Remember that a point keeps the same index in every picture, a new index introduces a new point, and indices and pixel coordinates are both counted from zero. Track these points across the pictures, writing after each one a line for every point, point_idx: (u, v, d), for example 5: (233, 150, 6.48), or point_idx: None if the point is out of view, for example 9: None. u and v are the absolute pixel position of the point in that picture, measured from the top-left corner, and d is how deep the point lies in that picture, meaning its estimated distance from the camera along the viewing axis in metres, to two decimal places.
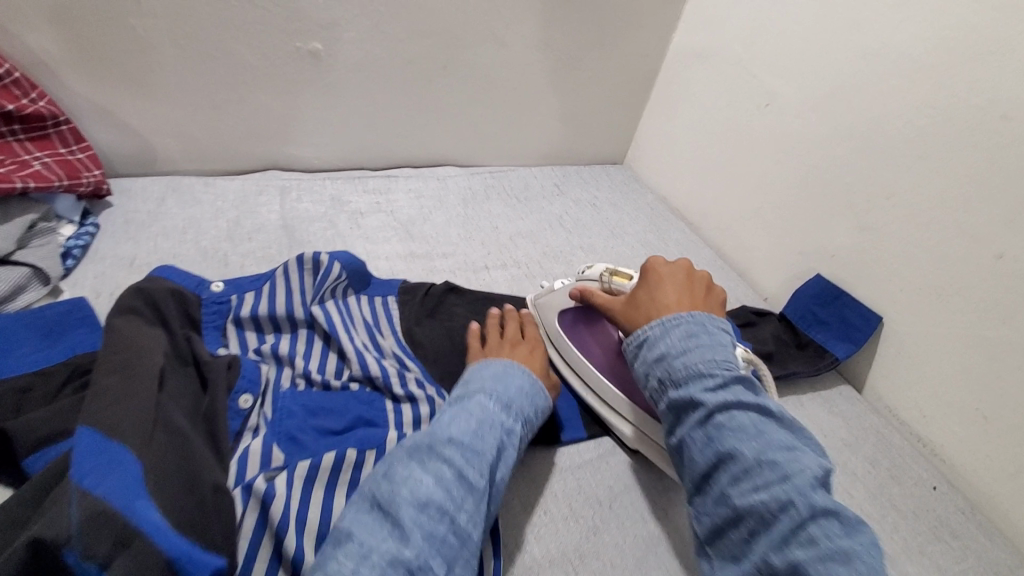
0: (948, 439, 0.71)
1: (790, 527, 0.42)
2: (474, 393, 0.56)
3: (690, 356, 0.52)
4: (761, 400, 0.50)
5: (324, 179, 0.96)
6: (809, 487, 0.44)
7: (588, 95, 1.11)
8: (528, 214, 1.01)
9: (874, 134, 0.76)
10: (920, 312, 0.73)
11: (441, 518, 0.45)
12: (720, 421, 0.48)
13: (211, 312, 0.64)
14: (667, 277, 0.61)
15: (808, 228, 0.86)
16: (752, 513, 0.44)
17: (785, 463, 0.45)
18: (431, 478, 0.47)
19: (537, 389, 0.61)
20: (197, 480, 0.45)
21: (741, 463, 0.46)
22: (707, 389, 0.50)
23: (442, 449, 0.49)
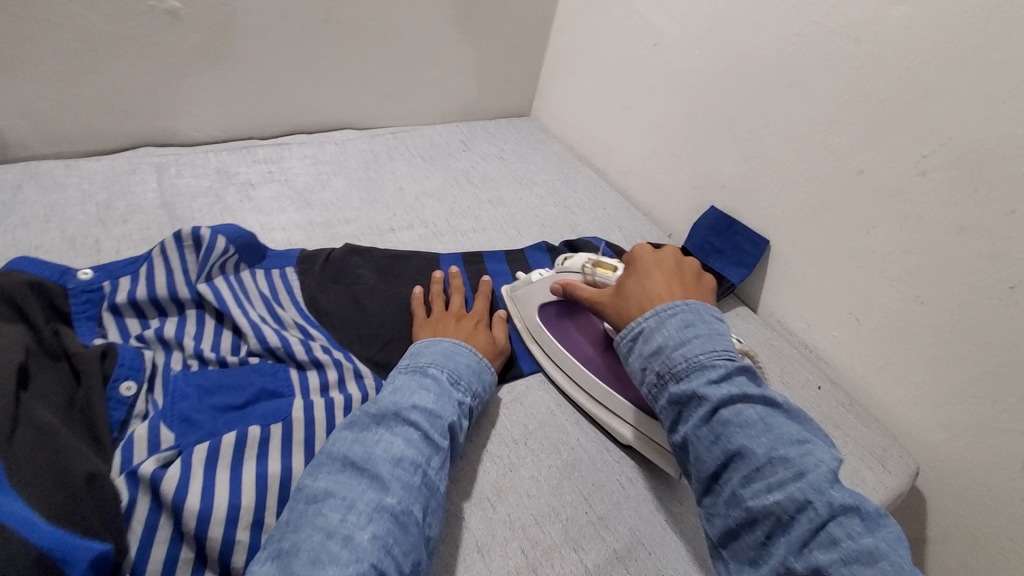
0: (829, 342, 0.79)
1: (812, 528, 0.43)
2: (429, 364, 0.58)
3: (690, 347, 0.53)
4: (764, 391, 0.51)
5: (207, 152, 0.90)
6: (826, 484, 0.45)
7: (485, 46, 1.08)
8: (433, 172, 0.99)
9: (752, 65, 0.79)
10: (800, 230, 0.78)
11: (415, 470, 0.48)
12: (726, 416, 0.49)
13: (80, 302, 0.58)
14: (655, 267, 0.63)
15: (701, 162, 0.89)
16: (767, 515, 0.45)
17: (797, 460, 0.46)
18: (401, 440, 0.50)
19: (482, 365, 0.62)
20: (68, 473, 0.41)
21: (752, 463, 0.47)
22: (710, 381, 0.50)
23: (407, 412, 0.52)
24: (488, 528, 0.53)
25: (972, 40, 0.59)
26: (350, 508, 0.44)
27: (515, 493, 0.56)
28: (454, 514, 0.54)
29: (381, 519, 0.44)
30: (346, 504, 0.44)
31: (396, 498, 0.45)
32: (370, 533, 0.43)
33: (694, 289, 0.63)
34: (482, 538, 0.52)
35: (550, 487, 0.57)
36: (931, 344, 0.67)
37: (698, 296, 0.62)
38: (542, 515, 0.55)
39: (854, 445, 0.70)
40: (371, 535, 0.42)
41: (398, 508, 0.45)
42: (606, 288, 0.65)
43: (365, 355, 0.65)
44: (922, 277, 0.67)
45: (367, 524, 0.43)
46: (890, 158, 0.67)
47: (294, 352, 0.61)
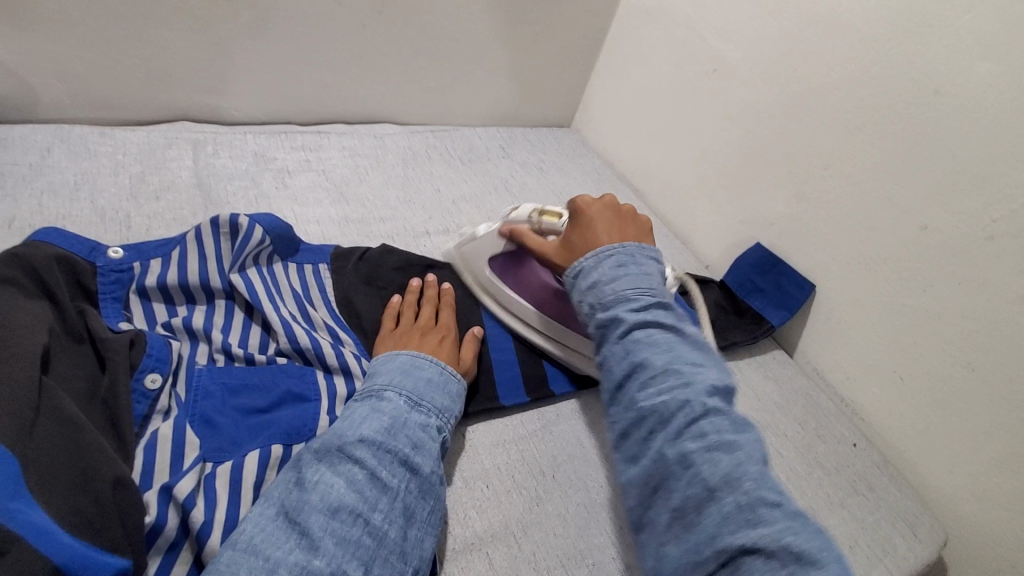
0: (867, 398, 0.76)
1: (686, 422, 0.47)
2: (383, 388, 0.54)
3: (618, 283, 0.56)
4: (676, 321, 0.55)
5: (245, 133, 0.87)
6: (707, 393, 0.49)
7: (535, 52, 1.05)
8: (472, 176, 0.96)
9: (817, 104, 0.77)
10: (850, 279, 0.76)
11: (354, 520, 0.44)
12: (637, 335, 0.53)
13: (108, 281, 0.56)
14: (597, 217, 0.64)
15: (750, 196, 0.87)
16: (654, 414, 0.49)
17: (689, 373, 0.51)
18: (341, 482, 0.45)
19: (446, 379, 0.58)
20: (93, 472, 0.38)
21: (649, 371, 0.51)
22: (630, 308, 0.55)
23: (353, 448, 0.47)
24: (513, 566, 0.51)
25: None
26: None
27: (541, 530, 0.54)
28: (477, 547, 0.51)
29: None
30: (267, 568, 0.39)
31: (325, 560, 0.41)
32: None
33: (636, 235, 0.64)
34: (505, 575, 0.50)
35: (577, 527, 0.55)
36: (977, 414, 0.65)
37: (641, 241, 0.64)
38: (568, 557, 0.52)
39: (888, 510, 0.67)
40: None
41: (327, 571, 0.41)
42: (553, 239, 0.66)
43: None
44: (978, 344, 0.64)
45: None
46: (956, 217, 0.65)
47: (323, 355, 0.58)
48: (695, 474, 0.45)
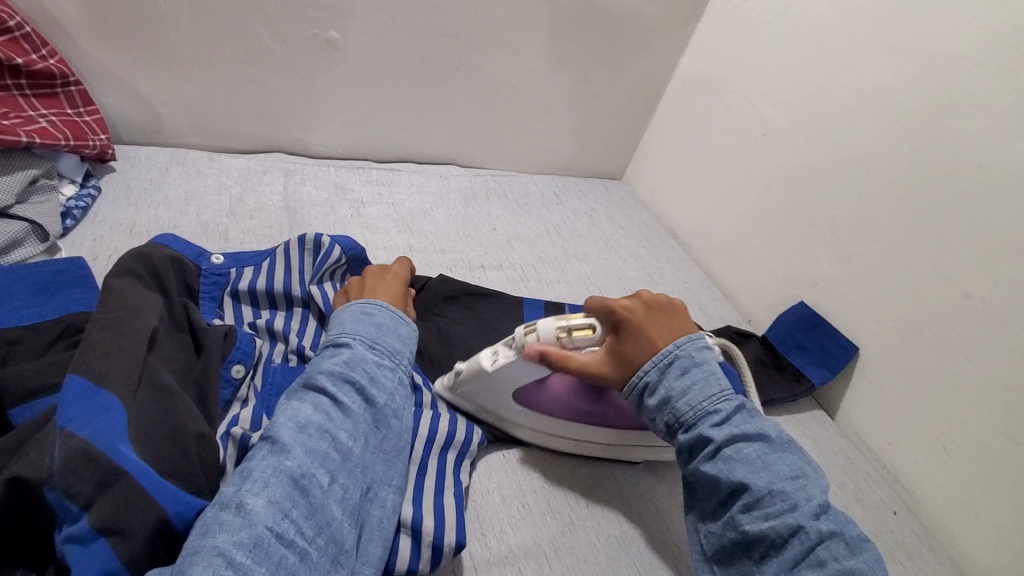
0: (910, 466, 0.75)
1: (802, 550, 0.47)
2: (339, 337, 0.57)
3: (691, 396, 0.55)
4: (760, 426, 0.54)
5: (329, 167, 0.98)
6: (813, 511, 0.49)
7: (593, 110, 1.13)
8: (526, 218, 1.03)
9: (863, 172, 0.80)
10: (894, 343, 0.76)
11: (322, 437, 0.47)
12: (728, 454, 0.52)
13: (209, 282, 0.64)
14: (644, 326, 0.60)
15: (794, 255, 0.89)
16: (764, 538, 0.49)
17: (791, 492, 0.50)
18: (308, 408, 0.49)
19: (396, 323, 0.61)
20: (181, 430, 0.45)
21: (751, 493, 0.50)
22: (714, 424, 0.54)
23: (315, 384, 0.51)
24: None
25: None
26: (247, 478, 0.43)
27: (571, 555, 0.56)
28: (509, 562, 0.54)
29: (279, 483, 0.43)
30: (243, 473, 0.43)
31: (295, 463, 0.45)
32: (265, 497, 0.42)
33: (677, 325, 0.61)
34: None
35: (606, 557, 0.56)
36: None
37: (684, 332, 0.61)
38: None
39: None
40: (264, 501, 0.42)
41: (298, 472, 0.44)
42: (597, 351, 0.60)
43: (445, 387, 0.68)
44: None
45: (262, 488, 0.42)
46: (1002, 287, 0.65)
47: None
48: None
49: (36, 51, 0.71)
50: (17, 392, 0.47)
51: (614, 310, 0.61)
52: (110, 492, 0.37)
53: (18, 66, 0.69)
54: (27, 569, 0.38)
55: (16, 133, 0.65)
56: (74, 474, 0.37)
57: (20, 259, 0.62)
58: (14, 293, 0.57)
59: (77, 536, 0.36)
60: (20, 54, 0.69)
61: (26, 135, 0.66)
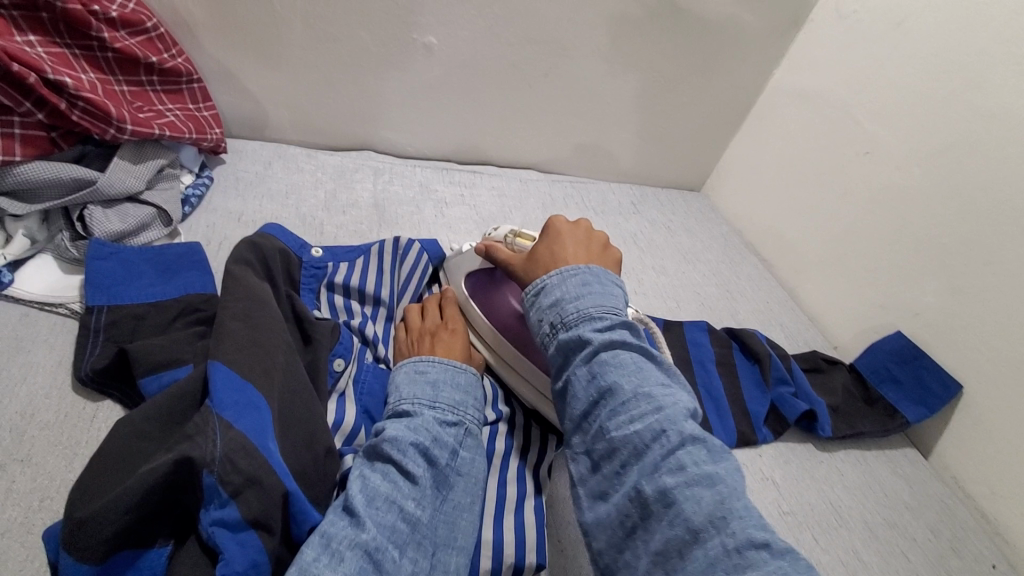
0: (1017, 521, 0.69)
1: (662, 454, 0.43)
2: (400, 401, 0.55)
3: (583, 301, 0.54)
4: (642, 343, 0.52)
5: (415, 167, 1.01)
6: (679, 419, 0.46)
7: (677, 120, 1.11)
8: (604, 227, 1.02)
9: (982, 199, 0.74)
10: (1008, 386, 0.70)
11: (391, 508, 0.45)
12: (603, 359, 0.50)
13: (308, 275, 0.67)
14: (566, 235, 0.63)
15: (894, 281, 0.84)
16: (626, 445, 0.45)
17: (659, 398, 0.47)
18: (377, 476, 0.47)
19: (457, 373, 0.59)
20: (313, 437, 0.47)
21: (618, 397, 0.48)
22: (594, 329, 0.51)
23: (382, 445, 0.48)
24: None
25: None
26: (325, 546, 0.41)
27: None
28: None
29: (353, 557, 0.40)
30: (322, 543, 0.41)
31: (370, 536, 0.42)
32: (341, 573, 0.39)
33: (602, 257, 0.63)
34: None
35: None
36: None
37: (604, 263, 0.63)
38: None
39: None
40: None
41: (372, 546, 0.41)
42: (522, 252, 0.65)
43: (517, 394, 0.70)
44: None
45: (337, 564, 0.39)
46: None
47: None
48: (677, 513, 0.40)
49: (167, 50, 0.77)
50: (147, 364, 0.51)
51: (553, 226, 0.64)
52: (258, 489, 0.40)
53: (152, 65, 0.75)
54: (167, 534, 0.40)
55: (152, 126, 0.71)
56: (232, 466, 0.39)
57: (146, 242, 0.68)
58: (141, 272, 0.62)
59: (226, 522, 0.38)
60: (154, 54, 0.75)
61: (158, 129, 0.72)
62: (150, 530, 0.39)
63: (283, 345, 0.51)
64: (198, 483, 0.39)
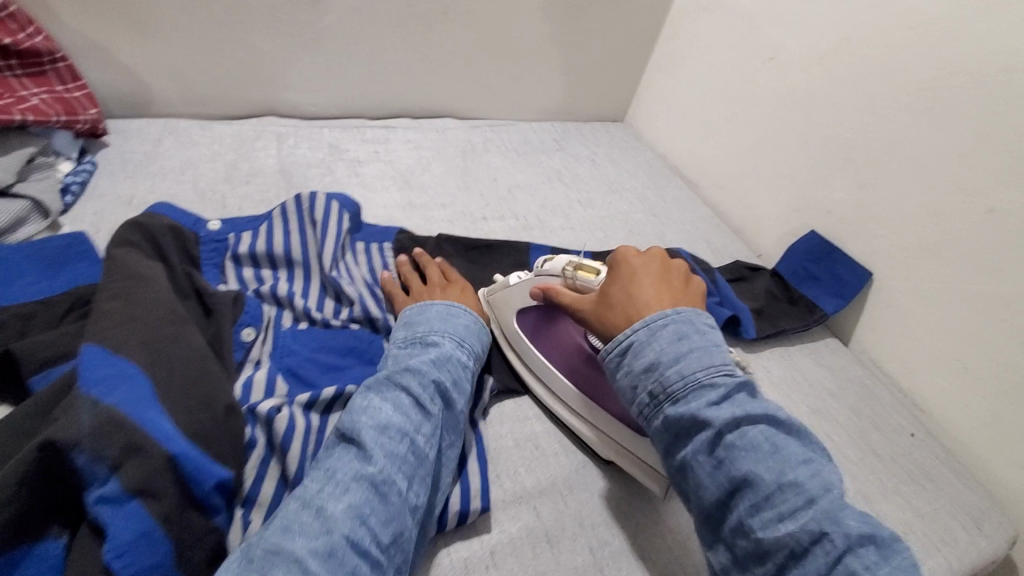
0: (928, 388, 0.74)
1: (828, 562, 0.41)
2: (428, 333, 0.58)
3: (685, 363, 0.50)
4: (767, 407, 0.48)
5: (322, 127, 0.96)
6: (837, 511, 0.43)
7: (591, 48, 1.09)
8: (527, 167, 1.01)
9: (877, 88, 0.76)
10: (911, 266, 0.74)
11: (401, 439, 0.47)
12: (730, 440, 0.46)
13: (209, 249, 0.64)
14: (640, 273, 0.58)
15: (807, 183, 0.86)
16: (780, 547, 0.43)
17: (807, 485, 0.44)
18: (389, 406, 0.49)
19: (481, 329, 0.62)
20: (210, 398, 0.45)
21: (759, 490, 0.44)
22: (711, 402, 0.48)
23: (400, 378, 0.51)
24: (559, 520, 0.54)
25: None
26: (329, 480, 0.43)
27: (586, 491, 0.57)
28: (525, 500, 0.55)
29: (359, 489, 0.43)
30: (328, 475, 0.44)
31: (377, 468, 0.45)
32: (345, 504, 0.42)
33: (686, 295, 0.58)
34: (551, 526, 0.53)
35: (620, 490, 0.58)
36: None
37: (689, 301, 0.58)
38: (612, 518, 0.55)
39: (948, 502, 0.65)
40: (345, 506, 0.42)
41: (378, 478, 0.44)
42: (590, 293, 0.60)
43: None
44: None
45: (342, 494, 0.42)
46: None
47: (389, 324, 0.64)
48: None
49: (23, 30, 0.70)
50: (32, 361, 0.48)
51: (623, 261, 0.59)
52: (137, 457, 0.39)
53: (8, 47, 0.67)
54: (62, 524, 0.39)
55: (12, 112, 0.65)
56: (103, 438, 0.38)
57: (24, 238, 0.63)
58: (22, 268, 0.57)
59: (109, 497, 0.37)
60: (9, 35, 0.68)
61: (19, 113, 0.66)
62: (37, 523, 0.38)
63: (169, 315, 0.48)
64: (72, 463, 0.38)
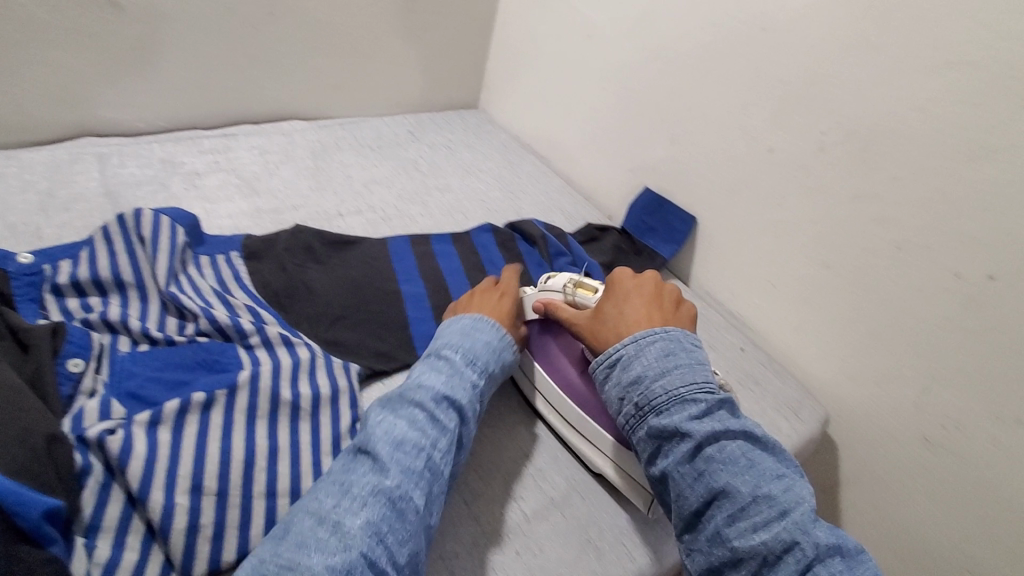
0: (751, 308, 0.85)
1: (752, 489, 0.50)
2: (445, 347, 0.62)
3: (667, 379, 0.56)
4: (744, 425, 0.54)
5: (151, 143, 0.90)
6: (809, 523, 0.48)
7: (430, 38, 1.11)
8: (382, 160, 1.02)
9: (673, 54, 0.85)
10: (722, 205, 0.85)
11: (417, 454, 0.51)
12: (709, 454, 0.52)
13: (22, 284, 0.58)
14: (632, 293, 0.65)
15: (635, 145, 0.95)
16: (754, 555, 0.48)
17: (781, 498, 0.50)
18: (403, 422, 0.53)
19: (503, 344, 0.66)
20: (29, 431, 0.43)
21: (736, 501, 0.50)
22: (692, 418, 0.54)
23: (415, 395, 0.56)
24: None
25: (868, 24, 0.65)
26: (346, 493, 0.48)
27: None
28: None
29: (376, 504, 0.47)
30: (342, 489, 0.48)
31: (393, 483, 0.49)
32: (363, 519, 0.46)
33: (677, 317, 0.64)
34: None
35: None
36: (836, 304, 0.75)
37: (678, 323, 0.64)
38: None
39: (773, 399, 0.76)
40: (362, 521, 0.46)
41: (395, 494, 0.48)
42: (586, 310, 0.67)
43: (314, 335, 0.67)
44: (824, 242, 0.74)
45: (360, 509, 0.46)
46: (796, 136, 0.74)
47: (242, 327, 0.62)
48: None
49: None
50: None
51: (624, 280, 0.66)
52: None
53: None
54: None
55: None
56: None
57: None
58: None
59: None
60: None
61: None
62: None
63: None
64: None
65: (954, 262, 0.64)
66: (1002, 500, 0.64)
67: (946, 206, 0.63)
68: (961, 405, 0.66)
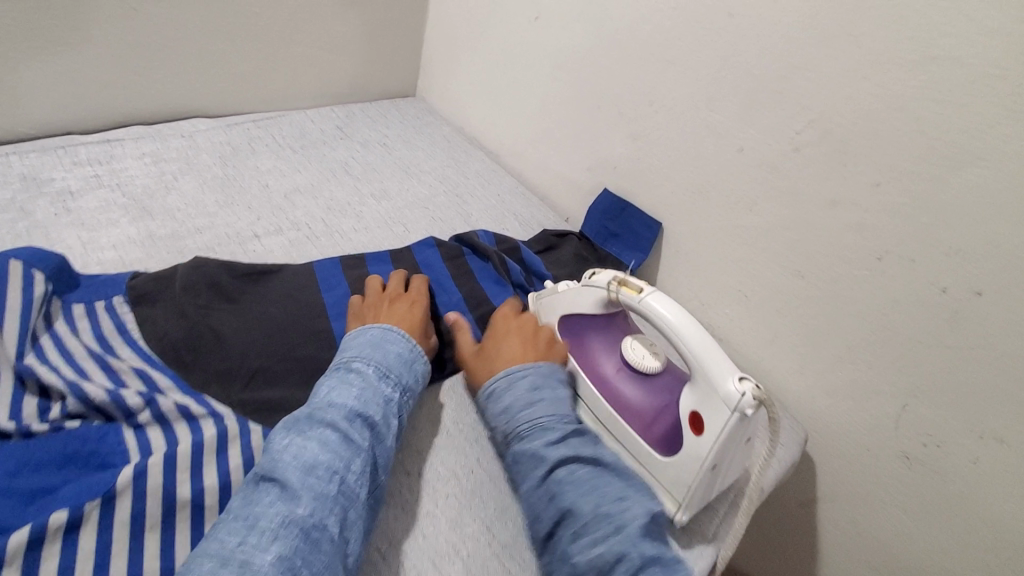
0: (723, 319, 0.79)
1: (597, 505, 0.49)
2: (356, 358, 0.56)
3: (533, 410, 0.55)
4: (597, 450, 0.54)
5: (6, 154, 0.73)
6: (639, 536, 0.47)
7: (354, 18, 0.97)
8: (306, 163, 0.88)
9: (630, 41, 0.76)
10: (688, 209, 0.78)
11: (330, 478, 0.46)
12: (560, 477, 0.51)
13: None
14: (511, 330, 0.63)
15: (591, 141, 0.86)
16: (592, 567, 0.46)
17: (617, 514, 0.48)
18: (314, 444, 0.47)
19: (415, 355, 0.59)
20: None
21: (579, 518, 0.49)
22: (549, 444, 0.53)
23: (322, 415, 0.49)
24: None
25: (843, 11, 0.58)
26: (249, 529, 0.41)
27: (410, 537, 0.51)
28: None
29: (289, 535, 0.41)
30: (248, 524, 0.42)
31: (307, 512, 0.43)
32: (273, 555, 0.40)
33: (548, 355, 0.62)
34: None
35: (448, 522, 0.53)
36: (811, 317, 0.69)
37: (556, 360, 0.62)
38: (439, 558, 0.50)
39: None
40: (274, 557, 0.40)
41: (309, 523, 0.43)
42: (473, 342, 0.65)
43: (225, 396, 0.55)
44: (799, 252, 0.68)
45: (269, 544, 0.41)
46: (766, 134, 0.67)
47: (127, 404, 0.50)
48: None
49: None
50: None
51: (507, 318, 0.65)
52: None
53: None
54: None
55: None
56: None
57: None
58: None
59: None
60: None
61: None
62: None
63: None
64: None
65: (936, 274, 0.58)
66: (979, 516, 0.62)
67: (927, 215, 0.57)
68: (944, 424, 0.62)
